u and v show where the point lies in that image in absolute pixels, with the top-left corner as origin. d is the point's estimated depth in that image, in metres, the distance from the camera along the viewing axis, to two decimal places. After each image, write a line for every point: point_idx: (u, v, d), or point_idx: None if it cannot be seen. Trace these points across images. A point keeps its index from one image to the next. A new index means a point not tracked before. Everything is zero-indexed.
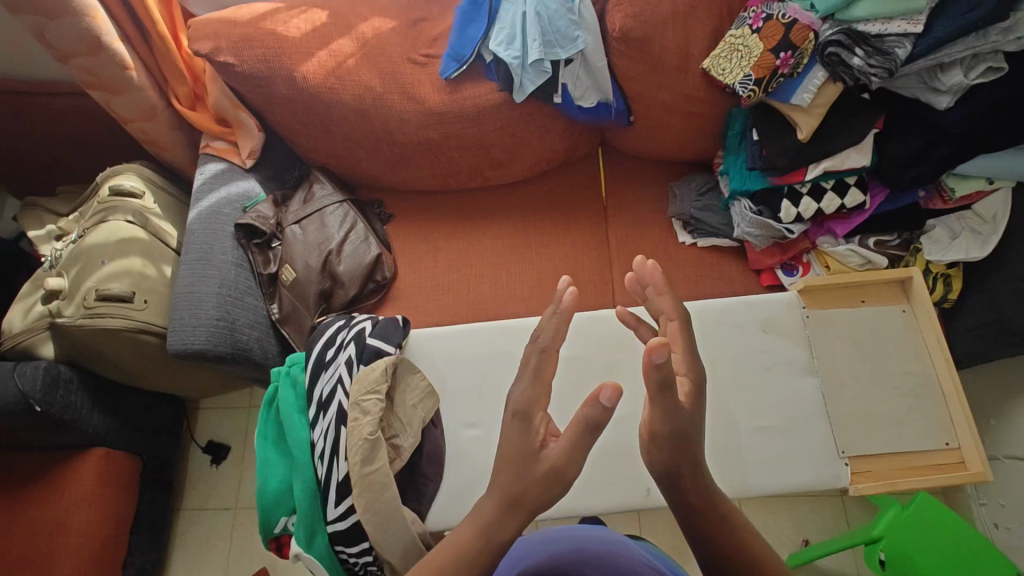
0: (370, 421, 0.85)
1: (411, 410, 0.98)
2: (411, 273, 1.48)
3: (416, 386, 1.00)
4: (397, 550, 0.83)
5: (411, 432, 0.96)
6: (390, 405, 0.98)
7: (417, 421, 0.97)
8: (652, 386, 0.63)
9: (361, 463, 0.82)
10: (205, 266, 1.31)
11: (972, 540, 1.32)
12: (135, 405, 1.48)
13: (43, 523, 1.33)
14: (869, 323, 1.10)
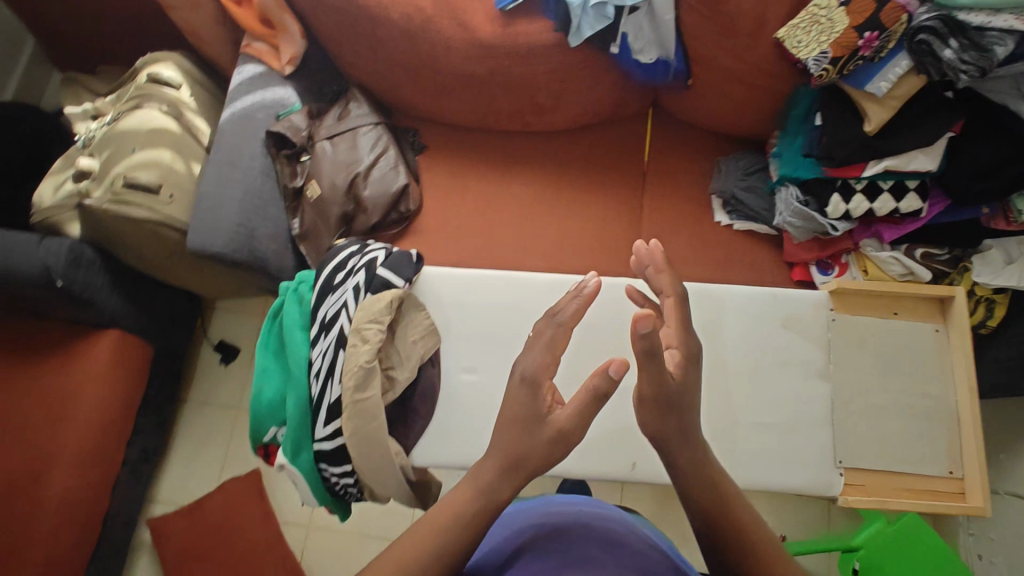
0: (369, 351, 0.85)
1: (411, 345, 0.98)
2: (436, 209, 1.45)
3: (420, 324, 1.02)
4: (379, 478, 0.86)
5: (407, 367, 0.96)
6: (391, 337, 0.98)
7: (416, 356, 0.99)
8: (638, 352, 0.63)
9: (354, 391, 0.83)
10: (233, 169, 1.31)
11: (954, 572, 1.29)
12: (152, 295, 1.52)
13: (56, 392, 1.39)
14: (897, 337, 1.05)
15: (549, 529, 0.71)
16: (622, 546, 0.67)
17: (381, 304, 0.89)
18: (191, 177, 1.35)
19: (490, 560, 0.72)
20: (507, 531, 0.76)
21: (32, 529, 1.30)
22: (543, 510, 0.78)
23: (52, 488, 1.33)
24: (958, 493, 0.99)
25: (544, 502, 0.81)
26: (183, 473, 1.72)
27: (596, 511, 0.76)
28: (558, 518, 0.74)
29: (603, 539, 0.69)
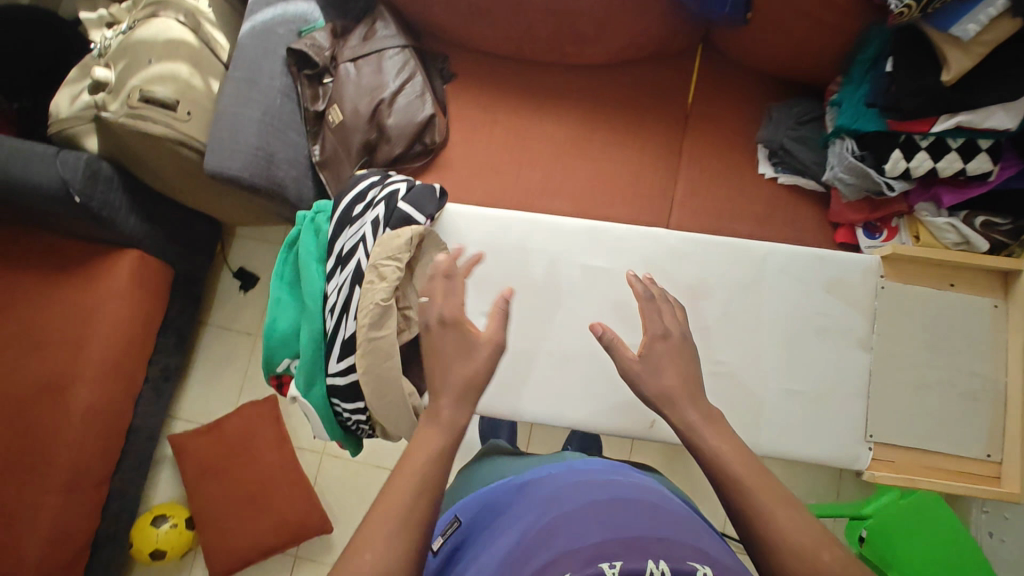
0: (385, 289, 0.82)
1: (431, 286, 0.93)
2: (462, 143, 1.38)
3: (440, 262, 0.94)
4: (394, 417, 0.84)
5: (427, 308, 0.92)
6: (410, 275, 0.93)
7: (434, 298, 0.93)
8: None
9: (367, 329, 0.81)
10: (251, 89, 1.25)
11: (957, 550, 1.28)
12: (170, 216, 1.50)
13: (78, 308, 1.40)
14: (949, 311, 0.98)
15: (574, 487, 0.65)
16: (656, 503, 0.61)
17: (399, 240, 0.85)
18: (209, 94, 1.29)
19: (508, 516, 0.65)
20: (527, 490, 0.69)
21: (58, 437, 1.34)
22: (566, 471, 0.72)
23: (76, 400, 1.36)
24: (993, 477, 0.95)
25: (568, 464, 0.75)
26: (203, 393, 1.76)
27: (625, 476, 0.69)
28: (584, 478, 0.67)
29: (634, 494, 0.62)
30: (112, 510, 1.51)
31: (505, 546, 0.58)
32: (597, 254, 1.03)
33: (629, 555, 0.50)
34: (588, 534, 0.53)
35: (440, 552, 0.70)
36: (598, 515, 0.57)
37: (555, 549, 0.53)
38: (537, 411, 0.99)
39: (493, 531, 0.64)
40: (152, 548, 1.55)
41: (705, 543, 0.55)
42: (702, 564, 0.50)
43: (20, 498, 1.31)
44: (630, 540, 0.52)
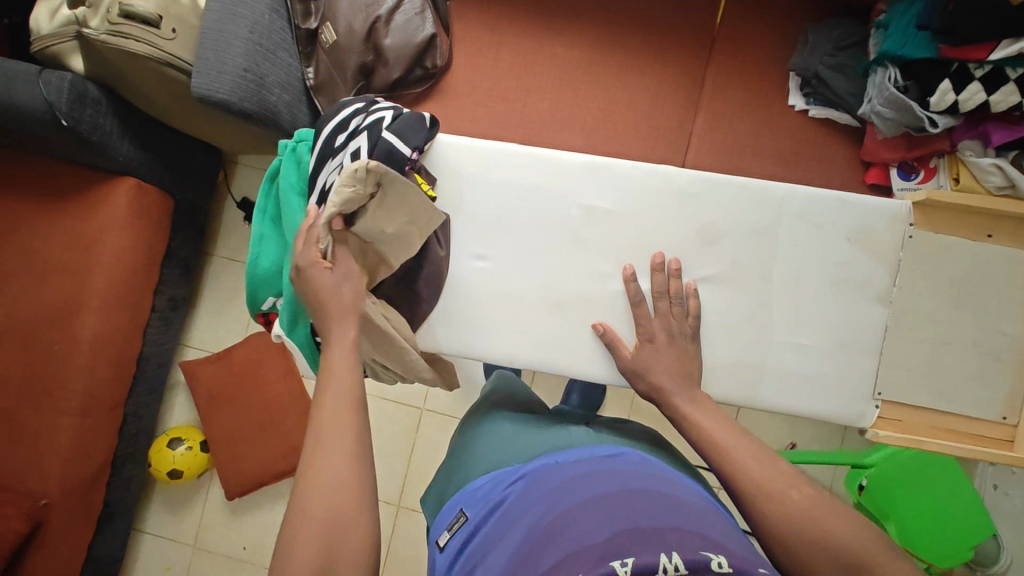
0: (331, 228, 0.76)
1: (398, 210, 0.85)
2: (466, 68, 1.28)
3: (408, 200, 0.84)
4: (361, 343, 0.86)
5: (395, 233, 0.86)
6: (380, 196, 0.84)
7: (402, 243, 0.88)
8: None
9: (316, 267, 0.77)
10: (238, 4, 1.15)
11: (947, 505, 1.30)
12: (165, 142, 1.46)
13: (79, 236, 1.39)
14: (980, 264, 0.91)
15: (583, 478, 0.65)
16: (667, 495, 0.61)
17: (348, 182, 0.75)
18: (194, 10, 1.20)
19: (515, 508, 0.65)
20: (532, 479, 0.68)
21: (68, 363, 1.37)
22: (575, 456, 0.71)
23: (83, 329, 1.37)
24: (1006, 440, 0.91)
25: (575, 449, 0.74)
26: (212, 323, 1.78)
27: (633, 464, 0.69)
28: (594, 468, 0.67)
29: (644, 485, 0.62)
30: (128, 431, 1.58)
31: (516, 547, 0.58)
32: (601, 194, 0.96)
33: (641, 551, 0.50)
34: (597, 533, 0.54)
35: (449, 546, 0.68)
36: (607, 512, 0.57)
37: (565, 549, 0.53)
38: (533, 357, 0.96)
39: (502, 525, 0.63)
40: (169, 468, 1.62)
41: (714, 532, 0.55)
42: (715, 552, 0.50)
43: (38, 418, 1.37)
44: (642, 536, 0.52)
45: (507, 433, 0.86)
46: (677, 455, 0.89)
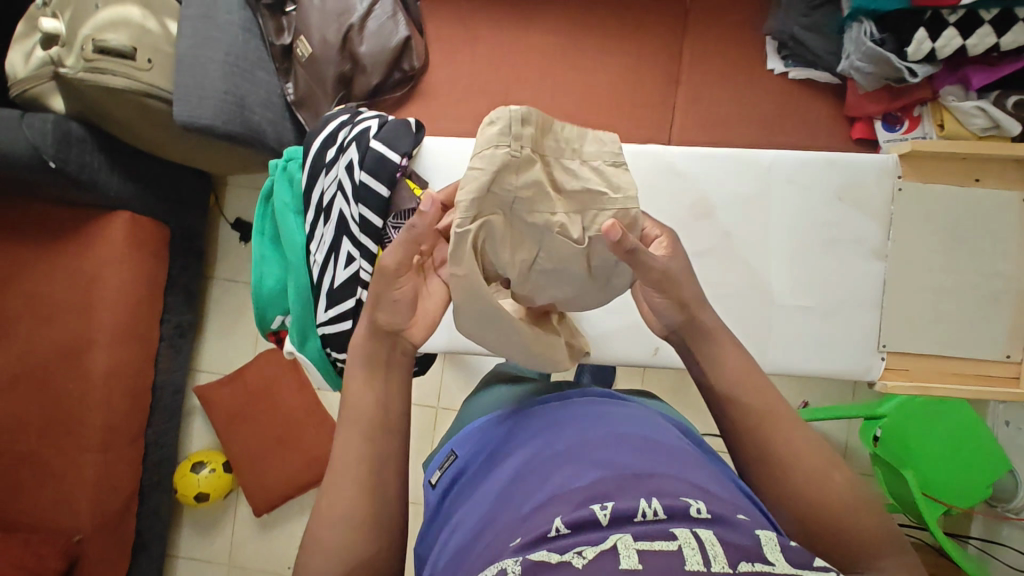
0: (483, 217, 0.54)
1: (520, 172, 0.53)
2: (445, 66, 1.28)
3: (564, 158, 0.56)
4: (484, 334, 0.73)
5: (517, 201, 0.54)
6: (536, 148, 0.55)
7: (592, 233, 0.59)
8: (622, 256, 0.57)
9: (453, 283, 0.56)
10: (208, 26, 1.14)
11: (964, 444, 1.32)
12: (153, 172, 1.46)
13: (81, 275, 1.40)
14: (973, 207, 0.92)
15: (568, 423, 0.63)
16: (656, 440, 0.59)
17: (505, 148, 0.51)
18: (167, 37, 1.20)
19: (502, 454, 0.64)
20: (520, 426, 0.67)
21: (84, 400, 1.39)
22: (561, 403, 0.70)
23: (95, 364, 1.39)
24: (1012, 378, 0.93)
25: (562, 395, 0.72)
26: (221, 345, 1.79)
27: (622, 409, 0.67)
28: (582, 413, 0.65)
29: (631, 431, 0.60)
30: (151, 460, 1.60)
31: (501, 491, 0.57)
32: None
33: (621, 496, 0.49)
34: (583, 474, 0.53)
35: (439, 484, 0.69)
36: (590, 457, 0.56)
37: (547, 492, 0.52)
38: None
39: (489, 470, 0.63)
40: (196, 492, 1.64)
41: (700, 477, 0.54)
42: (696, 499, 0.49)
43: (61, 458, 1.39)
44: (624, 481, 0.51)
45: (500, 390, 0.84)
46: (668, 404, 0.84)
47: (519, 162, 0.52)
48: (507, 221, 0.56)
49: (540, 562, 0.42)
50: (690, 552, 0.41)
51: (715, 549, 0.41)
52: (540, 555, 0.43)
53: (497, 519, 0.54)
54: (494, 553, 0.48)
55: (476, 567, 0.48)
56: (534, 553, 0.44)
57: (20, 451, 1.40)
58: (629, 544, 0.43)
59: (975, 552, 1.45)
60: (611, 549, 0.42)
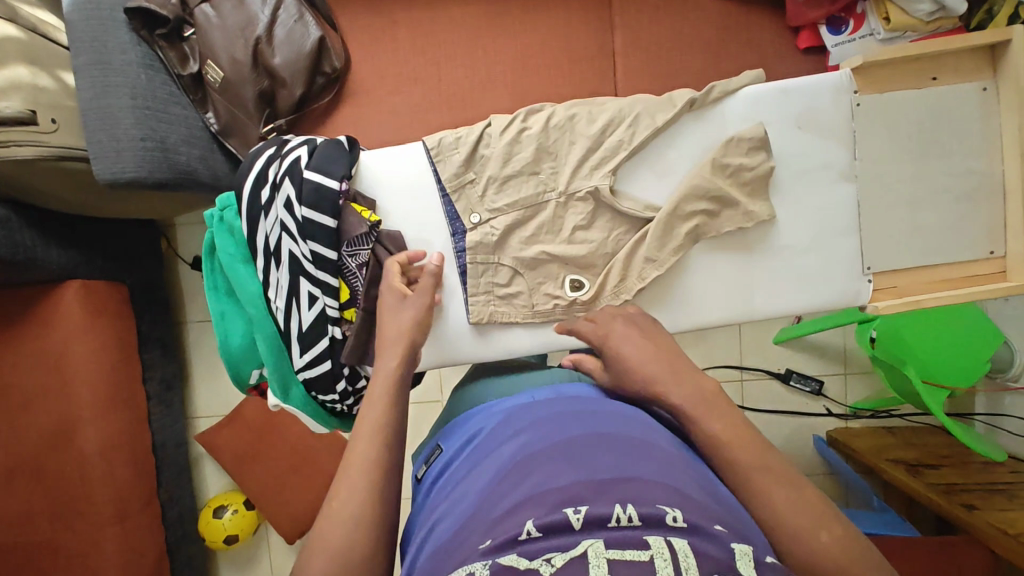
0: (503, 146, 0.87)
1: (493, 197, 0.87)
2: (369, 59, 1.21)
3: (489, 205, 0.88)
4: (497, 251, 0.88)
5: (495, 195, 0.88)
6: (484, 199, 0.88)
7: (612, 204, 0.86)
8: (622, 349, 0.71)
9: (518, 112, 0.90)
10: (106, 72, 1.05)
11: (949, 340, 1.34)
12: (92, 233, 1.39)
13: (46, 356, 1.34)
14: (932, 106, 0.84)
15: (550, 418, 0.63)
16: (638, 437, 0.59)
17: (473, 191, 0.88)
18: (66, 91, 1.09)
19: (488, 447, 0.63)
20: (505, 420, 0.67)
21: (86, 479, 1.36)
22: (548, 397, 0.70)
23: (86, 441, 1.35)
24: (999, 272, 0.86)
25: (554, 389, 0.73)
26: (212, 387, 1.75)
27: (606, 402, 0.68)
28: (564, 407, 0.66)
29: (611, 427, 0.60)
30: (171, 516, 1.58)
31: (479, 482, 0.57)
32: None
33: (596, 498, 0.49)
34: (560, 474, 0.53)
35: (427, 476, 0.71)
36: (569, 453, 0.56)
37: (524, 489, 0.52)
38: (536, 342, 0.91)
39: (471, 461, 0.63)
40: (223, 535, 1.63)
41: (679, 478, 0.54)
42: (673, 505, 0.48)
43: (78, 537, 1.36)
44: (599, 483, 0.51)
45: (497, 381, 0.85)
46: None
47: (483, 200, 0.88)
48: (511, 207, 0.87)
49: (509, 567, 0.43)
50: (662, 564, 0.43)
51: (687, 561, 0.43)
52: (508, 561, 0.44)
53: (472, 513, 0.53)
54: (464, 553, 0.48)
55: (446, 566, 0.49)
56: (504, 557, 0.45)
57: (34, 541, 1.37)
58: (600, 553, 0.44)
59: (982, 427, 1.50)
60: (581, 557, 0.43)
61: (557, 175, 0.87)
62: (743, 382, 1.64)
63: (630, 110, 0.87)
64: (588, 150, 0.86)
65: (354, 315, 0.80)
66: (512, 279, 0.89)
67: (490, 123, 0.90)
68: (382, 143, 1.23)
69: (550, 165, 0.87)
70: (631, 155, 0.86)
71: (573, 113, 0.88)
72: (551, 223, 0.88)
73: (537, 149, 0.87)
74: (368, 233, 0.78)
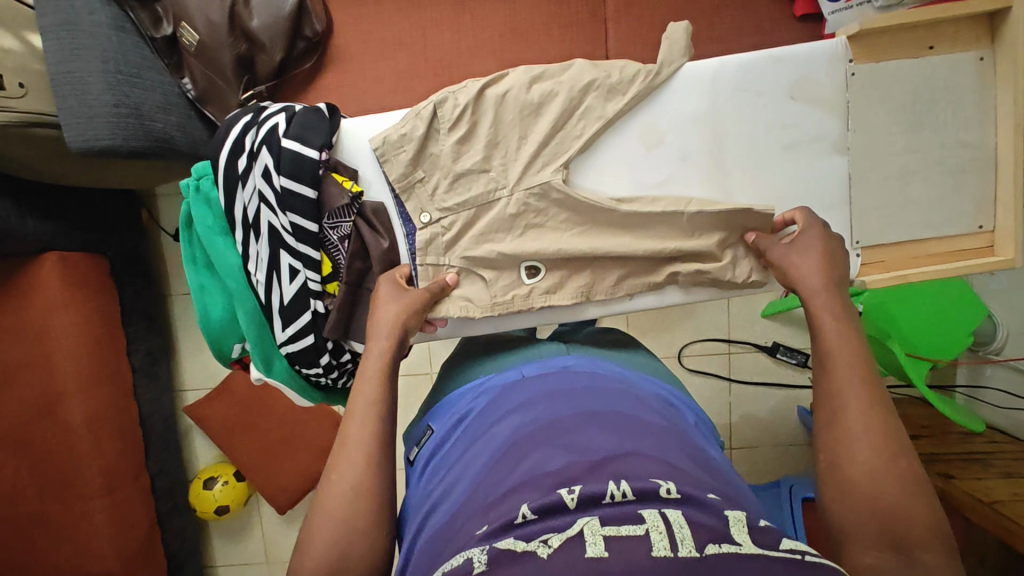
0: (453, 140, 0.79)
1: (443, 197, 0.80)
2: (351, 22, 1.16)
3: (437, 204, 0.80)
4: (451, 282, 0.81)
5: (445, 193, 0.80)
6: (433, 196, 0.80)
7: (565, 196, 0.79)
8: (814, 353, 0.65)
9: (471, 84, 0.79)
10: (75, 33, 1.00)
11: (937, 319, 1.34)
12: (68, 203, 1.35)
13: (27, 329, 1.32)
14: (927, 76, 0.82)
15: (541, 395, 0.63)
16: (629, 411, 0.59)
17: (421, 187, 0.80)
18: (33, 53, 1.05)
19: (480, 429, 0.63)
20: (495, 400, 0.67)
21: (73, 453, 1.35)
22: (538, 372, 0.70)
23: (71, 415, 1.34)
24: (987, 247, 0.86)
25: (543, 364, 0.72)
26: (199, 360, 1.74)
27: (595, 376, 0.67)
28: (554, 384, 0.65)
29: (601, 403, 0.61)
30: (160, 488, 1.59)
31: (474, 464, 0.58)
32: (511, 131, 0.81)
33: (590, 477, 0.49)
34: (555, 455, 0.53)
35: (419, 459, 0.71)
36: (561, 433, 0.56)
37: (520, 472, 0.52)
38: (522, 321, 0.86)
39: (463, 444, 0.63)
40: (215, 506, 1.63)
41: (668, 451, 0.54)
42: (666, 480, 0.49)
43: (68, 510, 1.37)
44: (592, 460, 0.51)
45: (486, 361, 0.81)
46: (654, 359, 0.85)
47: (433, 195, 0.80)
48: (467, 207, 0.80)
49: (506, 551, 0.43)
50: (657, 537, 0.42)
51: (682, 533, 0.42)
52: (506, 544, 0.44)
53: (470, 499, 0.53)
54: (461, 540, 0.49)
55: (445, 554, 0.49)
56: (501, 541, 0.45)
57: (23, 514, 1.37)
58: (596, 530, 0.43)
59: (962, 399, 1.53)
60: (578, 535, 0.43)
61: (506, 170, 0.80)
62: (731, 355, 1.66)
63: (581, 99, 0.80)
64: (538, 148, 0.79)
65: (336, 289, 0.78)
66: (466, 277, 0.82)
67: (436, 107, 0.78)
68: (366, 112, 1.19)
69: (500, 160, 0.79)
70: (583, 149, 0.81)
71: (527, 100, 0.79)
72: (504, 223, 0.80)
73: (488, 144, 0.79)
74: (350, 204, 0.76)
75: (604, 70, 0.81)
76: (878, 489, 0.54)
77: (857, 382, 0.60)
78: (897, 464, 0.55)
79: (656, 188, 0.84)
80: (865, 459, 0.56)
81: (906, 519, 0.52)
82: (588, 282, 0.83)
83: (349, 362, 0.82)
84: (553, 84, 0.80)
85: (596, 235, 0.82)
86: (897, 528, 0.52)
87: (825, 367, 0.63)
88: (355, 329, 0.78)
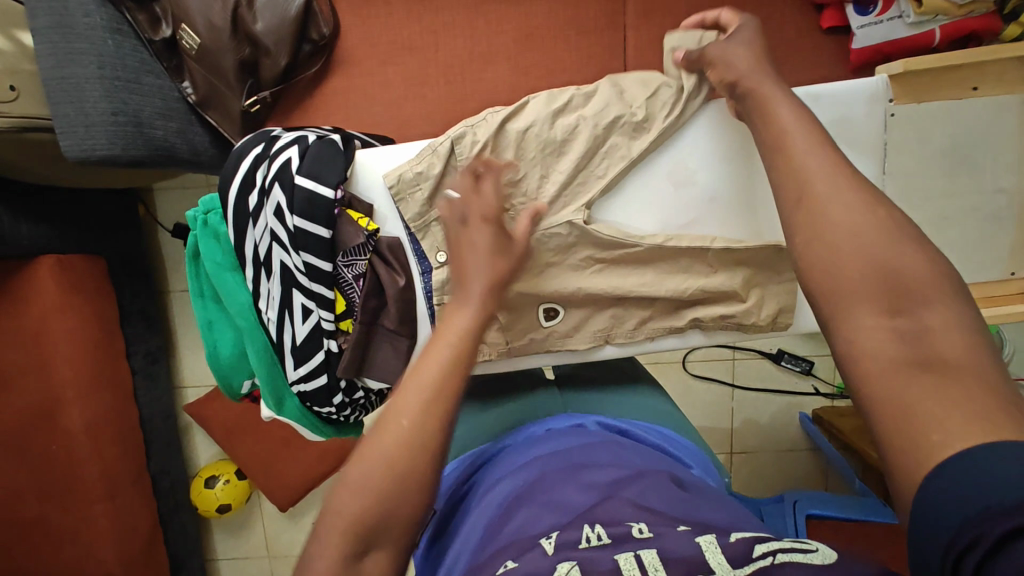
0: None
1: None
2: (359, 24, 1.11)
3: None
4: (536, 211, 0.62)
5: None
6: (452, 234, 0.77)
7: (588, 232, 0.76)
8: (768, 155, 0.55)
9: (489, 117, 0.76)
10: (68, 37, 0.95)
11: None
12: (64, 205, 1.32)
13: (22, 334, 1.29)
14: (965, 118, 0.80)
15: (525, 460, 0.63)
16: (607, 459, 0.60)
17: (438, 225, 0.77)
18: (24, 52, 0.99)
19: (473, 502, 0.63)
20: (490, 469, 0.67)
21: (73, 458, 1.33)
22: (527, 438, 0.71)
23: (71, 421, 1.32)
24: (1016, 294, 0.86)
25: (536, 428, 0.73)
26: (199, 358, 1.71)
27: (578, 432, 0.68)
28: (539, 445, 0.66)
29: (584, 455, 0.61)
30: (162, 487, 1.58)
31: (466, 535, 0.57)
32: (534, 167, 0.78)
33: (567, 527, 0.49)
34: (535, 510, 0.53)
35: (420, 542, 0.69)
36: (541, 488, 0.56)
37: (505, 533, 0.52)
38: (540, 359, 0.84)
39: (459, 520, 0.62)
40: (217, 505, 1.63)
41: (649, 492, 0.54)
42: (640, 520, 0.48)
43: (69, 515, 1.36)
44: (570, 512, 0.51)
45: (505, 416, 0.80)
46: (672, 408, 0.85)
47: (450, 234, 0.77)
48: None
49: None
50: None
51: None
52: None
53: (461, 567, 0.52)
54: None
55: None
56: None
57: (24, 517, 1.36)
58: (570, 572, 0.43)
59: None
60: None
61: (528, 210, 0.77)
62: (735, 361, 1.65)
63: (605, 137, 0.76)
64: (560, 188, 0.76)
65: (350, 327, 0.76)
66: None
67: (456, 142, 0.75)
68: (374, 119, 1.15)
69: (520, 200, 0.76)
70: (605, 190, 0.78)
71: (549, 135, 0.76)
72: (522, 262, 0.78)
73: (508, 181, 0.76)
74: (365, 243, 0.74)
75: (630, 105, 0.76)
76: (867, 256, 0.44)
77: (820, 151, 0.51)
78: (877, 213, 0.46)
79: (682, 228, 0.80)
80: (844, 218, 0.46)
81: (905, 275, 0.43)
82: (608, 324, 0.81)
83: (362, 399, 0.80)
84: (577, 119, 0.76)
85: (617, 272, 0.80)
86: (901, 289, 0.42)
87: (775, 146, 0.54)
88: (369, 367, 0.77)
